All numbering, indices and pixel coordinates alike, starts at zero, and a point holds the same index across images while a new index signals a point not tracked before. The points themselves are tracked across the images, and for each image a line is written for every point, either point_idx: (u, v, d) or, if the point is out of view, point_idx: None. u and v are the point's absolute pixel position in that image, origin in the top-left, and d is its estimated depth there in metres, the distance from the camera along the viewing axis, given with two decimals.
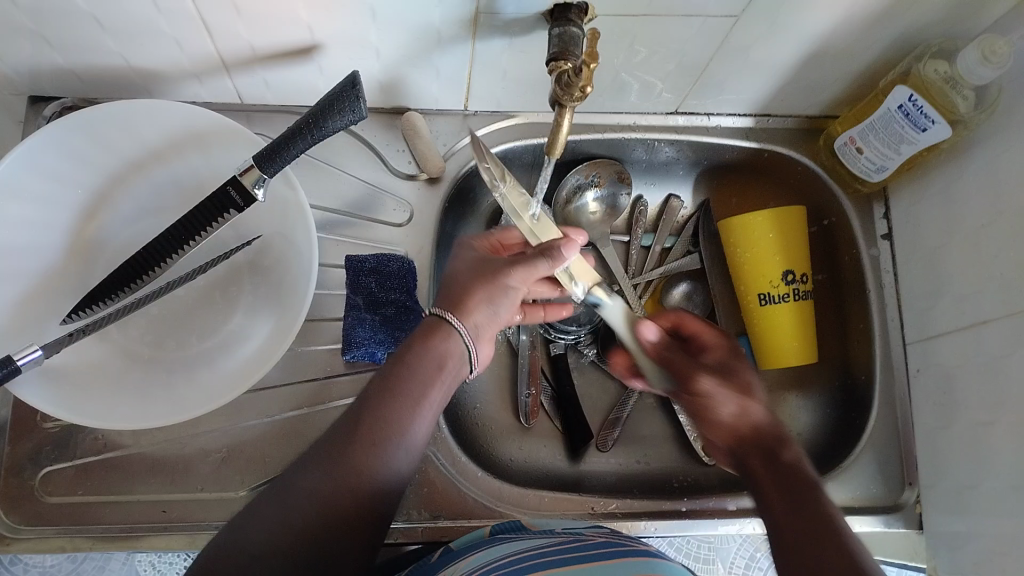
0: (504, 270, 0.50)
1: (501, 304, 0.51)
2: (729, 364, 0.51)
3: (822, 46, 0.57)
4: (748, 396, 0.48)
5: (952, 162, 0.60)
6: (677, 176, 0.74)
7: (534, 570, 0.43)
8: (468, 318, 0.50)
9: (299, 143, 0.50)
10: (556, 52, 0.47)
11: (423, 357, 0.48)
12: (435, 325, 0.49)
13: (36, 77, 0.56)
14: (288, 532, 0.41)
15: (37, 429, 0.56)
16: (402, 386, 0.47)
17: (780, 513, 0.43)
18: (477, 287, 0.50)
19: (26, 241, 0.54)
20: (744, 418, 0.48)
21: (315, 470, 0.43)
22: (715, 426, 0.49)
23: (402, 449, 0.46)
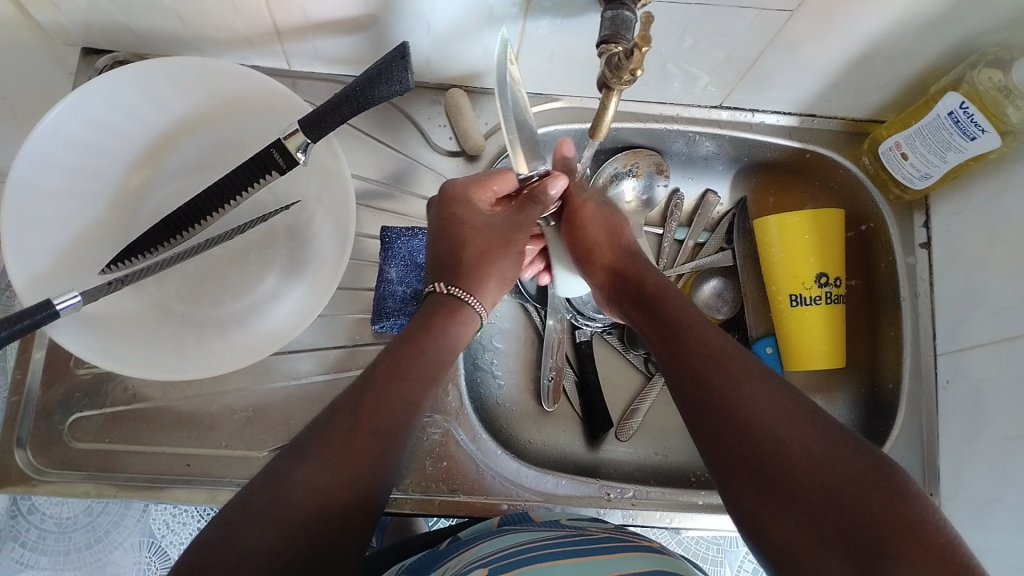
0: (515, 236, 0.58)
1: (508, 270, 0.58)
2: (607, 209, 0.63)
3: (876, 47, 0.56)
4: (615, 231, 0.61)
5: (999, 173, 0.59)
6: (716, 172, 0.73)
7: (544, 559, 0.44)
8: (484, 296, 0.57)
9: (343, 110, 0.50)
10: (607, 34, 0.47)
11: (437, 340, 0.51)
12: (454, 303, 0.54)
13: (91, 31, 0.56)
14: (285, 524, 0.40)
15: (70, 375, 0.57)
16: (413, 368, 0.49)
17: (646, 322, 0.53)
18: (495, 258, 0.58)
19: (71, 189, 0.54)
20: (607, 245, 0.60)
21: (315, 457, 0.43)
22: (588, 259, 0.61)
23: (402, 437, 0.47)
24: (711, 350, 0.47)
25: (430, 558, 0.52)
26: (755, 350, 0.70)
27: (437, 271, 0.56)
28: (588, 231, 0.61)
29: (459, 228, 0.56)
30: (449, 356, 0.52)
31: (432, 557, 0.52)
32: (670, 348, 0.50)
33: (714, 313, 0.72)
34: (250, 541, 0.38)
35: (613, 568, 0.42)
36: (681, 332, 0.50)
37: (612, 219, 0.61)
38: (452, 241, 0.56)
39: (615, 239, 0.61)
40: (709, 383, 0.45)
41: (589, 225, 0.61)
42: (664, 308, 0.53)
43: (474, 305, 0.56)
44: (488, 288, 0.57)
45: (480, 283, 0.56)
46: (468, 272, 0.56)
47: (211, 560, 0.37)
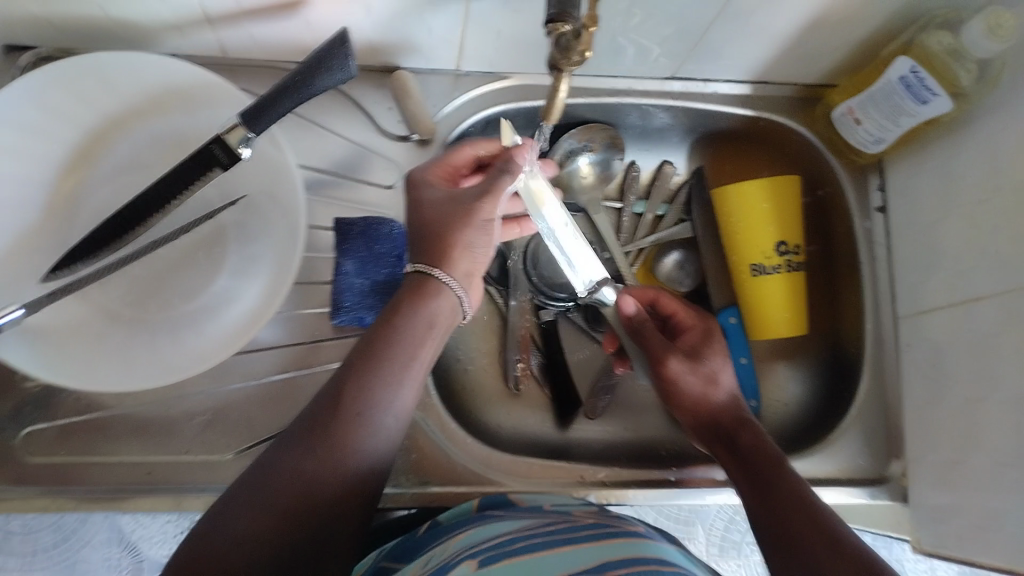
0: (477, 206, 0.50)
1: (482, 243, 0.51)
2: (699, 350, 0.58)
3: (825, 14, 0.55)
4: (711, 382, 0.56)
5: (952, 136, 0.60)
6: (671, 143, 0.73)
7: (527, 550, 0.43)
8: (452, 269, 0.50)
9: (286, 102, 0.49)
10: (553, 13, 0.44)
11: (411, 317, 0.48)
12: (421, 282, 0.49)
13: (13, 26, 0.54)
14: (270, 513, 0.41)
15: (18, 390, 0.56)
16: (386, 348, 0.47)
17: (752, 494, 0.51)
18: (455, 230, 0.49)
19: (4, 196, 0.52)
20: (704, 402, 0.56)
21: (298, 448, 0.43)
22: (680, 406, 0.57)
23: (388, 417, 0.46)
24: (795, 504, 0.49)
25: (412, 547, 0.52)
26: (718, 322, 0.69)
27: (412, 249, 0.50)
28: (683, 384, 0.56)
29: (418, 210, 0.51)
30: (426, 340, 0.48)
31: (413, 544, 0.52)
32: (771, 520, 0.49)
33: (676, 286, 0.72)
34: (238, 527, 0.41)
35: (591, 558, 0.42)
36: (769, 484, 0.50)
37: (703, 365, 0.57)
38: (420, 221, 0.51)
39: (710, 393, 0.56)
40: (792, 534, 0.47)
41: (680, 383, 0.56)
42: (753, 458, 0.53)
43: (441, 278, 0.49)
44: (459, 262, 0.50)
45: (442, 254, 0.49)
46: (431, 247, 0.49)
47: (203, 549, 0.40)
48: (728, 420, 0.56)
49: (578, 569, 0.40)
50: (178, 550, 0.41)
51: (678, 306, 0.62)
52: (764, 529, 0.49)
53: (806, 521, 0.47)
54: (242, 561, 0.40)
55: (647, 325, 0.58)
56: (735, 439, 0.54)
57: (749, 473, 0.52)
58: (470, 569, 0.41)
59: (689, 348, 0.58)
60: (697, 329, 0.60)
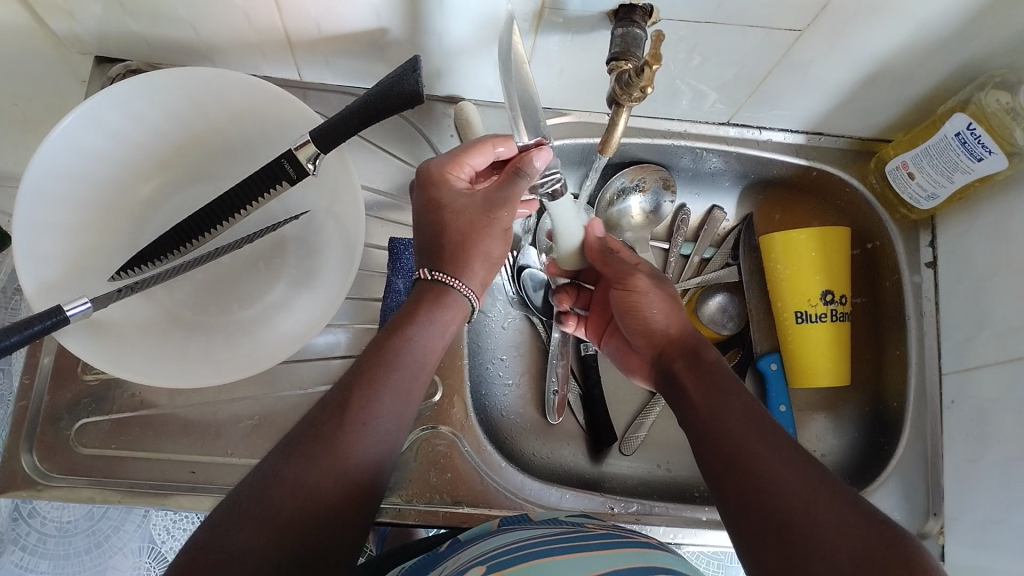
0: (498, 216, 0.52)
1: (497, 249, 0.53)
2: (660, 279, 0.60)
3: (885, 67, 0.56)
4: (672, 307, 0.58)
5: (1006, 195, 0.60)
6: (722, 188, 0.74)
7: (548, 553, 0.44)
8: (470, 280, 0.52)
9: (354, 123, 0.51)
10: (616, 52, 0.48)
11: (422, 329, 0.49)
12: (438, 291, 0.51)
13: (105, 39, 0.57)
14: (276, 522, 0.40)
15: (77, 381, 0.58)
16: (396, 359, 0.48)
17: (704, 413, 0.48)
18: (478, 239, 0.52)
19: (82, 196, 0.55)
20: (671, 321, 0.57)
21: (302, 455, 0.42)
22: (645, 328, 0.58)
23: (391, 429, 0.47)
24: (751, 427, 0.45)
25: (429, 559, 0.52)
26: (760, 367, 0.70)
27: (425, 256, 0.52)
28: (649, 303, 0.57)
29: (439, 212, 0.52)
30: (432, 347, 0.50)
31: (431, 557, 0.52)
32: (719, 438, 0.46)
33: (718, 329, 0.72)
34: (242, 538, 0.39)
35: (607, 565, 0.42)
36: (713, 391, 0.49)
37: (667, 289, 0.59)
38: (437, 223, 0.52)
39: (673, 314, 0.58)
40: (765, 486, 0.41)
41: (649, 302, 0.57)
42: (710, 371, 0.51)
43: (459, 289, 0.51)
44: (476, 271, 0.52)
45: (460, 266, 0.51)
46: (450, 255, 0.51)
47: (205, 561, 0.37)
48: (691, 339, 0.56)
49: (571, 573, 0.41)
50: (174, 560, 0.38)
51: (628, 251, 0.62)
52: (714, 449, 0.46)
53: (782, 462, 0.42)
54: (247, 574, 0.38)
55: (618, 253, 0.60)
56: (699, 356, 0.54)
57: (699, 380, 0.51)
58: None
59: (651, 275, 0.59)
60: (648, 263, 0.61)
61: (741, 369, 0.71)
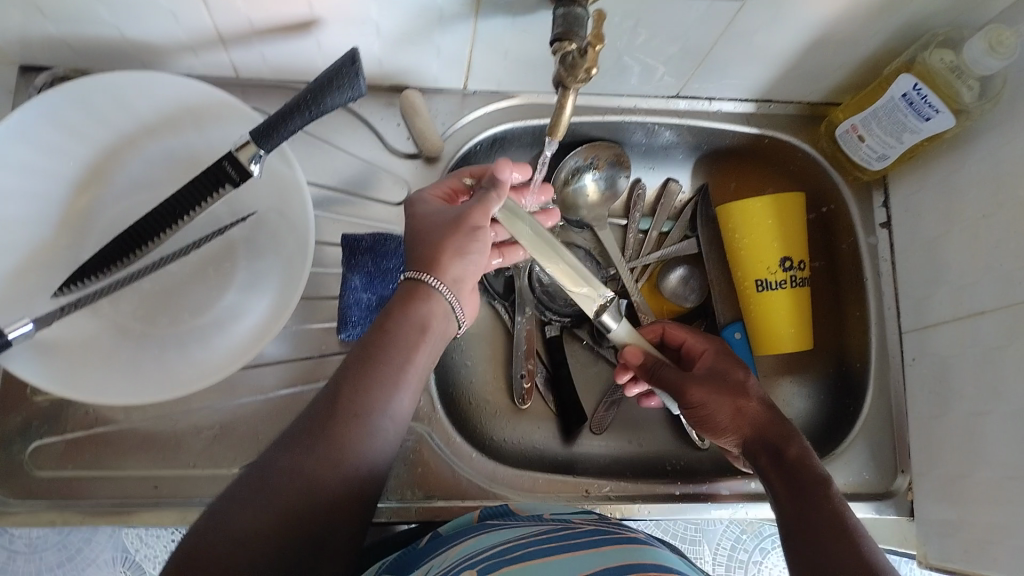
0: (465, 214, 0.50)
1: (478, 252, 0.50)
2: (720, 368, 0.55)
3: (827, 32, 0.56)
4: (742, 397, 0.52)
5: (955, 152, 0.60)
6: (676, 161, 0.73)
7: (536, 555, 0.43)
8: (444, 275, 0.49)
9: (295, 120, 0.49)
10: (559, 32, 0.46)
11: (403, 323, 0.47)
12: (412, 288, 0.49)
13: (28, 46, 0.54)
14: (275, 509, 0.41)
15: (27, 404, 0.56)
16: (383, 354, 0.46)
17: (791, 516, 0.46)
18: (449, 239, 0.49)
19: (18, 212, 0.53)
20: (741, 416, 0.52)
21: (298, 448, 0.42)
22: (718, 430, 0.53)
23: (385, 420, 0.45)
24: (835, 538, 0.43)
25: (409, 558, 0.51)
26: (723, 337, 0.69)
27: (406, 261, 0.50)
28: (714, 404, 0.53)
29: (413, 221, 0.51)
30: (417, 342, 0.47)
31: (413, 555, 0.51)
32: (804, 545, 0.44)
33: (681, 302, 0.72)
34: (240, 525, 0.40)
35: (593, 564, 0.42)
36: (808, 514, 0.45)
37: (732, 380, 0.53)
38: (417, 229, 0.51)
39: (744, 405, 0.52)
40: None
41: (713, 402, 0.53)
42: (800, 478, 0.48)
43: (434, 285, 0.48)
44: (449, 268, 0.49)
45: (431, 261, 0.49)
46: (420, 256, 0.49)
47: (199, 553, 0.38)
48: (774, 432, 0.51)
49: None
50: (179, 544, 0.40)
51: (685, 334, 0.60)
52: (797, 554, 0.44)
53: None
54: (248, 561, 0.39)
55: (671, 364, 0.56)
56: (783, 453, 0.49)
57: (790, 492, 0.47)
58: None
59: (709, 370, 0.55)
60: (708, 348, 0.57)
61: None
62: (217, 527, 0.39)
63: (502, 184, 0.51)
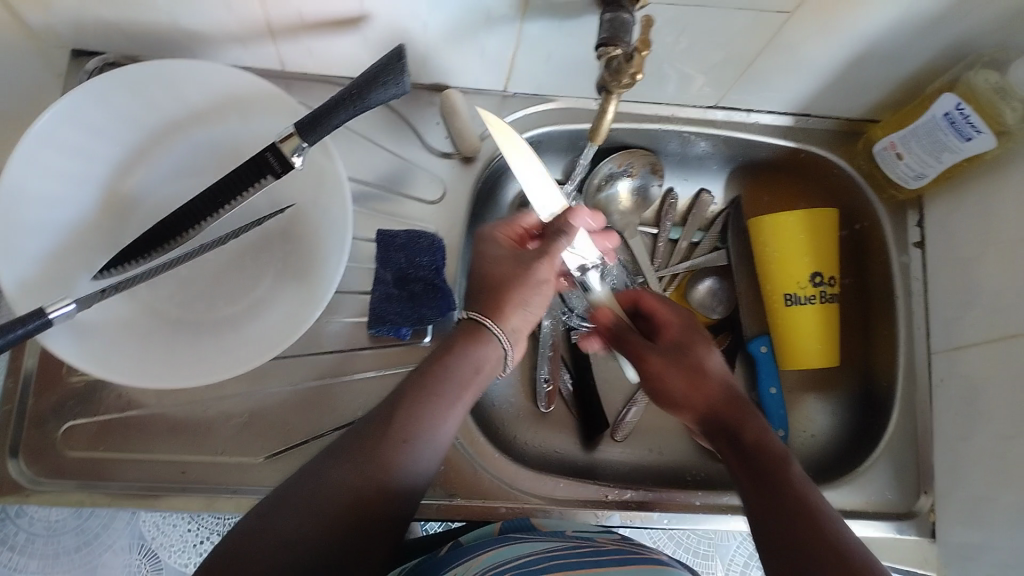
0: (535, 266, 0.49)
1: (539, 301, 0.50)
2: (683, 343, 0.55)
3: (872, 47, 0.56)
4: (699, 373, 0.53)
5: (994, 173, 0.60)
6: (710, 171, 0.73)
7: (559, 570, 0.43)
8: (506, 323, 0.49)
9: (341, 113, 0.50)
10: (605, 37, 0.46)
11: (461, 358, 0.47)
12: (473, 329, 0.48)
13: (80, 31, 0.55)
14: (316, 523, 0.41)
15: (63, 384, 0.56)
16: (438, 386, 0.46)
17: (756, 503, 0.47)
18: (512, 287, 0.49)
19: (63, 195, 0.54)
20: (695, 392, 0.53)
21: (344, 462, 0.43)
22: (676, 407, 0.55)
23: (430, 451, 0.45)
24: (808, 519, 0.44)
25: (431, 564, 0.51)
26: (750, 350, 0.70)
27: (469, 298, 0.50)
28: (668, 378, 0.54)
29: (481, 260, 0.51)
30: (473, 380, 0.47)
31: (434, 562, 0.51)
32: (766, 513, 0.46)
33: (708, 313, 0.72)
34: (282, 532, 0.40)
35: None
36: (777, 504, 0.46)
37: (688, 357, 0.54)
38: (479, 276, 0.50)
39: (699, 383, 0.53)
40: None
41: (665, 376, 0.54)
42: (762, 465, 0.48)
43: (493, 329, 0.48)
44: (515, 319, 0.49)
45: (499, 308, 0.48)
46: (488, 297, 0.49)
47: (244, 549, 0.39)
48: (731, 414, 0.52)
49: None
50: (220, 544, 0.41)
51: (663, 309, 0.57)
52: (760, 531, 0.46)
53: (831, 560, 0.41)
54: (285, 567, 0.40)
55: (630, 331, 0.57)
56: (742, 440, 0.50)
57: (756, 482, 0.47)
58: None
59: (672, 343, 0.55)
60: (676, 321, 0.56)
61: (730, 353, 0.71)
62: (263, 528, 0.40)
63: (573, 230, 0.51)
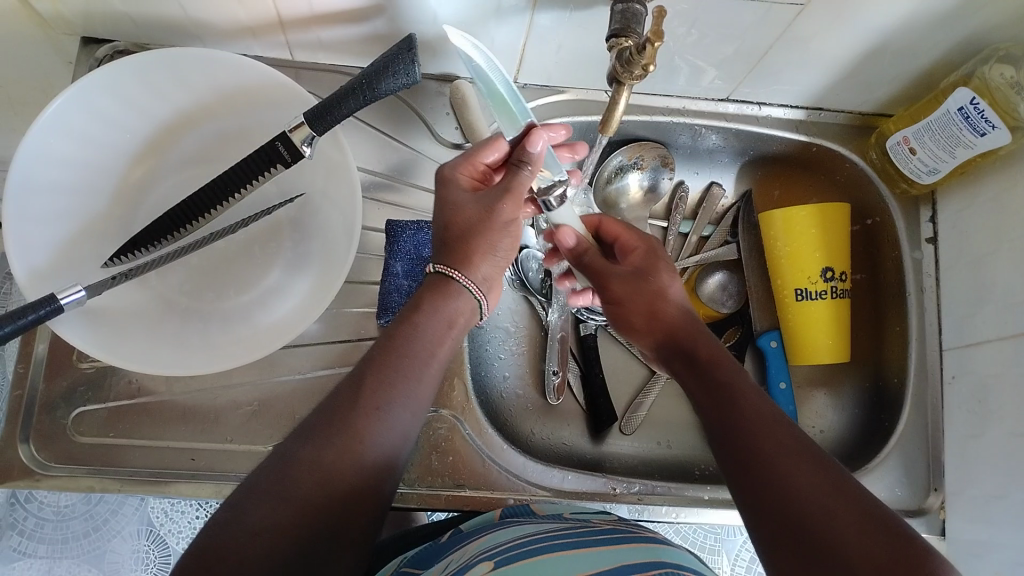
0: (497, 207, 0.50)
1: (504, 245, 0.51)
2: (646, 267, 0.54)
3: (887, 40, 0.55)
4: (661, 296, 0.52)
5: (1009, 169, 0.59)
6: (721, 164, 0.73)
7: (558, 548, 0.43)
8: (473, 272, 0.50)
9: (350, 103, 0.49)
10: (617, 28, 0.46)
11: (430, 317, 0.48)
12: (440, 283, 0.49)
13: (93, 20, 0.56)
14: (297, 500, 0.40)
15: (73, 369, 0.57)
16: (407, 346, 0.47)
17: (713, 421, 0.45)
18: (476, 235, 0.50)
19: (75, 182, 0.54)
20: (652, 316, 0.52)
21: (319, 439, 0.42)
22: (632, 329, 0.54)
23: (406, 415, 0.46)
24: (769, 432, 0.42)
25: (433, 549, 0.51)
26: (760, 345, 0.70)
27: (436, 250, 0.51)
28: (628, 301, 0.53)
29: (444, 209, 0.52)
30: (441, 338, 0.48)
31: (436, 548, 0.51)
32: (725, 428, 0.44)
33: (718, 307, 0.71)
34: (263, 513, 0.39)
35: (608, 562, 0.41)
36: (739, 422, 0.43)
37: (652, 282, 0.53)
38: (444, 222, 0.51)
39: (659, 307, 0.52)
40: (777, 494, 0.39)
41: (625, 300, 0.53)
42: (718, 385, 0.47)
43: (461, 280, 0.49)
44: (480, 266, 0.50)
45: (461, 257, 0.50)
46: (453, 248, 0.50)
47: (223, 536, 0.38)
48: (685, 332, 0.51)
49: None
50: (198, 538, 0.39)
51: (619, 228, 0.57)
52: (724, 453, 0.43)
53: (794, 469, 0.39)
54: (266, 549, 0.39)
55: (591, 253, 0.55)
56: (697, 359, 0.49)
57: (715, 402, 0.46)
58: (485, 570, 0.41)
59: (635, 266, 0.54)
60: (638, 245, 0.55)
61: (739, 348, 0.70)
62: (240, 513, 0.39)
63: (533, 161, 0.50)
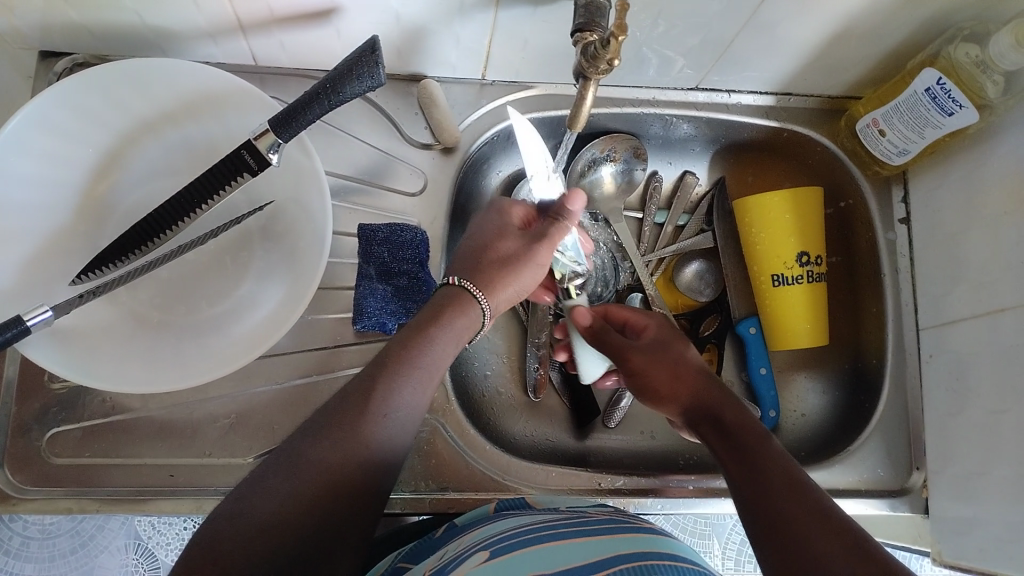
0: (537, 249, 0.53)
1: (525, 282, 0.53)
2: (663, 341, 0.56)
3: (850, 24, 0.55)
4: (682, 365, 0.53)
5: (978, 147, 0.59)
6: (692, 154, 0.73)
7: (553, 539, 0.43)
8: (491, 296, 0.51)
9: (314, 108, 0.49)
10: (581, 22, 0.46)
11: (445, 329, 0.48)
12: (458, 295, 0.50)
13: (49, 33, 0.54)
14: (298, 500, 0.40)
15: (45, 390, 0.56)
16: (417, 356, 0.47)
17: (742, 487, 0.45)
18: (510, 267, 0.52)
19: (38, 199, 0.53)
20: (677, 383, 0.52)
21: (323, 440, 0.42)
22: (655, 399, 0.54)
23: (406, 423, 0.46)
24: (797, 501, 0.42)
25: (427, 543, 0.51)
26: (739, 331, 0.70)
27: (457, 266, 0.52)
28: (651, 371, 0.54)
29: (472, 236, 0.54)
30: (448, 351, 0.48)
31: (429, 541, 0.51)
32: (755, 495, 0.44)
33: (696, 296, 0.71)
34: (265, 512, 0.39)
35: (601, 552, 0.41)
36: (768, 490, 0.43)
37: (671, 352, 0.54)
38: (475, 245, 0.53)
39: (681, 373, 0.53)
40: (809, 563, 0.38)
41: (648, 370, 0.54)
42: (744, 447, 0.46)
43: (481, 302, 0.50)
44: (501, 292, 0.52)
45: (490, 280, 0.51)
46: (480, 271, 0.51)
47: (223, 533, 0.38)
48: (705, 398, 0.51)
49: (573, 565, 0.39)
50: (198, 531, 0.39)
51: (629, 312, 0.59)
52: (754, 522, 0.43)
53: (824, 539, 0.39)
54: (266, 549, 0.38)
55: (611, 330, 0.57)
56: (723, 421, 0.49)
57: (742, 466, 0.45)
58: (478, 562, 0.41)
59: (653, 340, 0.56)
60: (650, 322, 0.58)
61: (719, 336, 0.70)
62: (242, 510, 0.39)
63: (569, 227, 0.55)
